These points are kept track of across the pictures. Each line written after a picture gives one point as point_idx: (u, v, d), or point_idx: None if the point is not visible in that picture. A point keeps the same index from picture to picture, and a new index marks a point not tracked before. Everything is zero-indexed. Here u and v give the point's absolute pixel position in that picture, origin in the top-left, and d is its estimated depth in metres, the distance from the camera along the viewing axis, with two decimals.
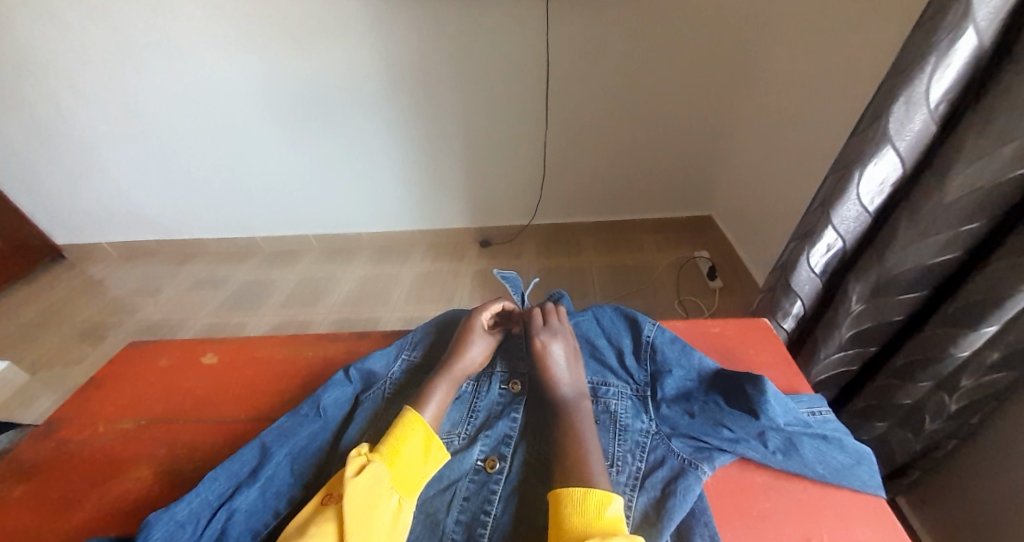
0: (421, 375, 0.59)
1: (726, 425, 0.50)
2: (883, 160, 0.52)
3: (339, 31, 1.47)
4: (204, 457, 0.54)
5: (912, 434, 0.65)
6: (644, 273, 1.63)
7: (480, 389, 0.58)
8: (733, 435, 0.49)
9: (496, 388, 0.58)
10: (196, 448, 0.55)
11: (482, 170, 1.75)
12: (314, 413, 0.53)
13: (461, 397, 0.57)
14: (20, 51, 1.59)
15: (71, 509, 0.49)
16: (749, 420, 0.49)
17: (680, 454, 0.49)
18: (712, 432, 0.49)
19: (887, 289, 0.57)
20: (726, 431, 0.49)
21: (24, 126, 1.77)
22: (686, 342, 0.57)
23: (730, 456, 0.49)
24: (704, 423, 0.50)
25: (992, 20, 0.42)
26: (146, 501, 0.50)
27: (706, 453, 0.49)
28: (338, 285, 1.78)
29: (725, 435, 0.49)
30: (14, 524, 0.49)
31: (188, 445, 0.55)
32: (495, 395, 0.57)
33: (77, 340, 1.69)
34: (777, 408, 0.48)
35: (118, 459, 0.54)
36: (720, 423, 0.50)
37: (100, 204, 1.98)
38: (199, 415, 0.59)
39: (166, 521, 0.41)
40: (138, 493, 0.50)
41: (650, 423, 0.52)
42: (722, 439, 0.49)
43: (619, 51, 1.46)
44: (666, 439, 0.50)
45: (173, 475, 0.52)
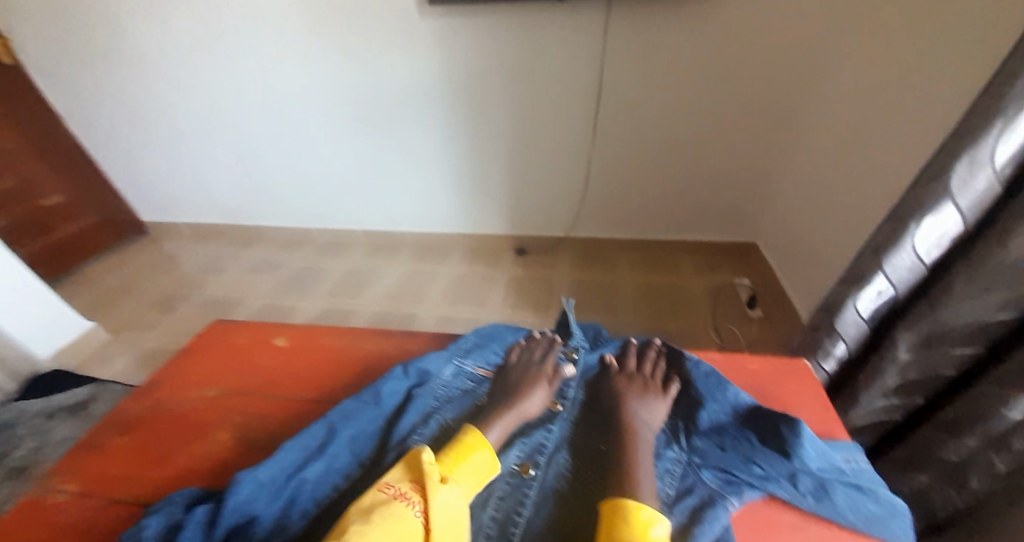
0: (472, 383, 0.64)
1: (757, 462, 0.52)
2: (942, 214, 0.52)
3: (404, 44, 1.57)
4: (274, 430, 0.60)
5: (955, 494, 0.62)
6: (680, 295, 1.63)
7: None
8: (763, 472, 0.51)
9: None
10: (267, 421, 0.61)
11: (526, 182, 1.81)
12: (373, 400, 0.59)
13: None
14: (127, 50, 1.81)
15: (162, 461, 0.56)
16: (780, 461, 0.51)
17: (709, 484, 0.51)
18: (743, 467, 0.52)
19: (938, 342, 0.57)
20: (756, 468, 0.51)
21: (126, 115, 2.02)
22: (723, 377, 0.59)
23: (758, 492, 0.51)
24: (735, 457, 0.52)
25: None
26: (224, 462, 0.56)
27: (735, 486, 0.51)
28: (381, 279, 1.88)
29: (756, 472, 0.51)
30: (115, 468, 0.56)
31: (261, 417, 0.62)
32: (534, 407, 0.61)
33: (150, 308, 1.88)
34: (810, 452, 0.50)
35: (203, 421, 0.61)
36: (751, 459, 0.52)
37: (182, 187, 2.21)
38: (271, 392, 0.66)
39: (251, 480, 0.48)
40: (217, 454, 0.57)
41: (681, 453, 0.54)
42: (753, 475, 0.51)
43: (671, 77, 1.47)
44: (697, 469, 0.53)
45: (248, 442, 0.58)
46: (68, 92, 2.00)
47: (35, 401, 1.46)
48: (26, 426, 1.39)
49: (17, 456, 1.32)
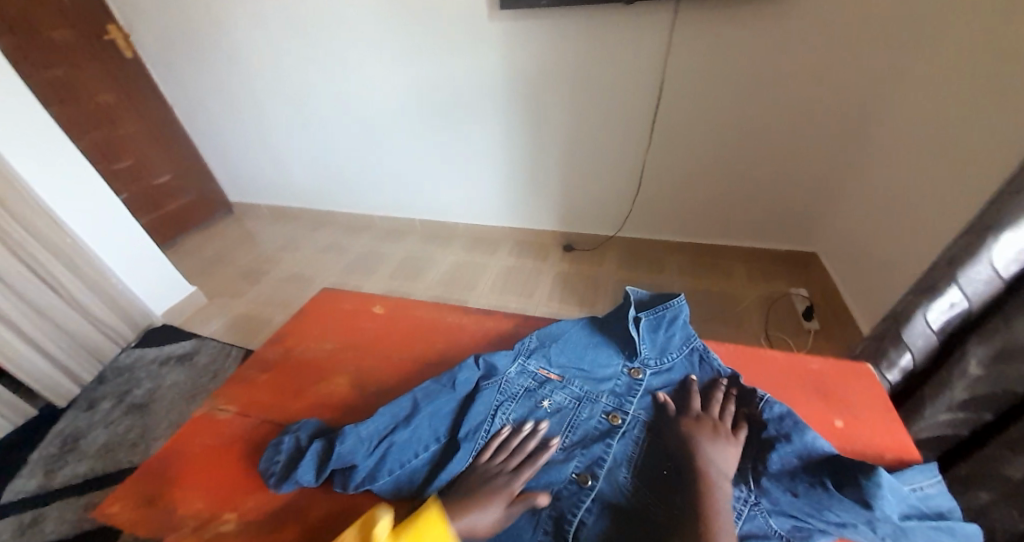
0: (534, 383, 0.67)
1: (831, 509, 0.48)
2: (1021, 231, 0.55)
3: (474, 46, 1.67)
4: (389, 382, 0.66)
5: (1016, 515, 0.61)
6: (730, 301, 1.63)
7: (582, 410, 0.63)
8: (840, 520, 0.47)
9: (597, 415, 0.63)
10: (382, 374, 0.68)
11: (578, 181, 1.87)
12: (450, 385, 0.63)
13: (563, 411, 0.64)
14: (232, 49, 2.05)
15: (300, 398, 0.65)
16: (857, 511, 0.46)
17: (775, 529, 0.51)
18: (815, 514, 0.49)
19: (1011, 355, 0.58)
20: (832, 516, 0.48)
21: (225, 106, 2.28)
22: (802, 419, 0.55)
23: (831, 537, 0.49)
24: (807, 504, 0.49)
25: None
26: (350, 405, 0.63)
27: (805, 532, 0.50)
28: (436, 265, 2.02)
29: (830, 519, 0.48)
30: (263, 399, 0.66)
31: (377, 369, 0.68)
32: (595, 420, 0.62)
33: (237, 279, 2.12)
34: (890, 500, 0.45)
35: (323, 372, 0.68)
36: (825, 506, 0.48)
37: (267, 172, 2.46)
38: (381, 349, 0.72)
39: (353, 434, 0.55)
40: (344, 396, 0.64)
41: (745, 491, 0.53)
42: (827, 522, 0.48)
43: (737, 83, 1.47)
44: (762, 512, 0.52)
45: (368, 390, 0.65)
46: (178, 85, 2.28)
47: (150, 349, 1.74)
48: (144, 369, 1.67)
49: (138, 392, 1.58)
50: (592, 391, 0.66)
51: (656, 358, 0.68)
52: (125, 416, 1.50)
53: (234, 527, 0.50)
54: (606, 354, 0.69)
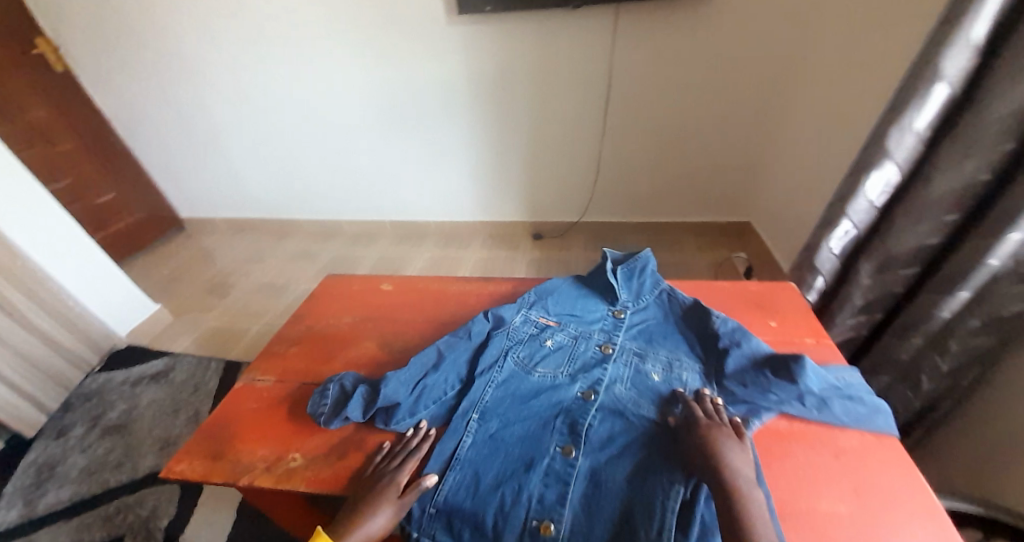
0: (534, 326, 0.72)
1: (773, 390, 0.57)
2: (884, 169, 0.70)
3: (432, 48, 1.76)
4: (409, 340, 0.74)
5: (911, 391, 0.82)
6: (685, 269, 1.82)
7: (579, 342, 0.69)
8: (779, 397, 0.57)
9: (593, 344, 0.69)
10: (402, 335, 0.75)
11: (541, 173, 2.00)
12: (467, 335, 0.68)
13: (563, 347, 0.69)
14: (180, 61, 2.01)
15: (330, 361, 0.71)
16: (789, 386, 0.56)
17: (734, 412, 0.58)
18: (762, 395, 0.57)
19: (890, 266, 0.75)
20: (773, 394, 0.57)
21: (172, 119, 2.21)
22: (746, 329, 0.65)
23: (773, 412, 0.58)
24: (756, 389, 0.58)
25: (958, 76, 0.60)
26: (378, 360, 0.70)
27: (756, 409, 0.58)
28: (412, 264, 2.08)
29: (773, 398, 0.57)
30: (295, 367, 0.71)
31: (396, 332, 0.76)
32: (591, 350, 0.68)
33: (202, 294, 2.05)
34: (813, 378, 0.57)
35: (349, 336, 0.75)
36: (768, 388, 0.57)
37: (221, 184, 2.40)
38: (395, 316, 0.80)
39: (395, 380, 0.61)
40: (371, 355, 0.71)
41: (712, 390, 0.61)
42: (770, 400, 0.57)
43: (671, 73, 1.66)
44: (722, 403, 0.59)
45: (392, 348, 0.72)
46: (118, 99, 2.19)
47: (119, 372, 1.66)
48: (115, 392, 1.59)
49: (113, 415, 1.50)
50: (587, 329, 0.72)
51: (633, 300, 0.75)
52: (102, 440, 1.42)
53: (303, 463, 0.57)
54: (594, 302, 0.75)
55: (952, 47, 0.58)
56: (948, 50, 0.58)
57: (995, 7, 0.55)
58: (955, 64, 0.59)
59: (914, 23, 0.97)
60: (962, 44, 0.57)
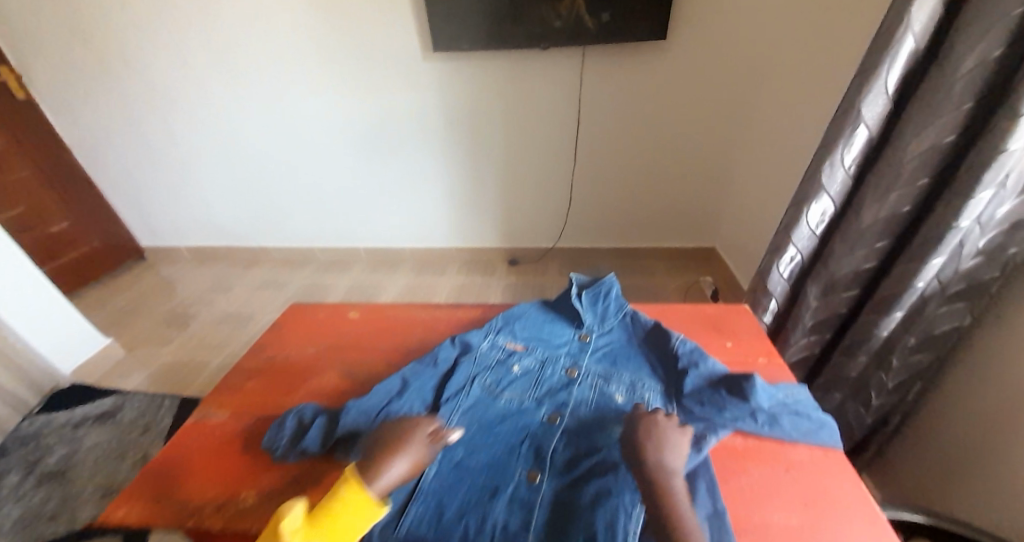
0: (502, 352, 0.73)
1: (727, 408, 0.60)
2: (820, 201, 0.76)
3: (409, 82, 1.81)
4: (375, 369, 0.73)
5: (863, 407, 0.87)
6: (654, 293, 1.87)
7: (545, 367, 0.70)
8: (733, 415, 0.59)
9: (558, 369, 0.70)
10: (368, 364, 0.74)
11: (515, 201, 2.05)
12: (433, 363, 0.69)
13: (529, 372, 0.69)
14: (150, 89, 1.99)
15: (291, 392, 0.69)
16: (741, 403, 0.59)
17: (693, 429, 0.59)
18: (718, 413, 0.60)
19: (833, 288, 0.80)
20: (728, 412, 0.59)
21: (138, 146, 2.16)
22: (703, 351, 0.69)
23: (728, 430, 0.59)
24: (712, 407, 0.60)
25: (876, 119, 0.67)
26: (342, 391, 0.69)
27: (712, 426, 0.59)
28: (386, 291, 2.06)
29: (728, 415, 0.59)
30: (253, 399, 0.69)
31: (361, 362, 0.74)
32: (557, 374, 0.69)
33: (161, 326, 1.97)
34: (763, 395, 0.60)
35: (314, 366, 0.74)
36: (723, 407, 0.60)
37: (187, 212, 2.35)
38: (361, 346, 0.78)
39: (358, 408, 0.61)
40: (334, 385, 0.70)
41: (672, 409, 0.63)
42: (725, 418, 0.59)
43: (635, 108, 1.76)
44: (682, 421, 0.60)
45: (356, 378, 0.71)
46: (82, 125, 2.14)
47: (61, 413, 1.54)
48: (55, 435, 1.47)
49: (51, 460, 1.39)
50: (554, 353, 0.73)
51: (598, 323, 0.77)
52: (39, 488, 1.31)
53: (256, 501, 0.54)
54: (560, 327, 0.78)
55: (869, 94, 0.65)
56: (866, 97, 0.65)
57: (902, 61, 0.62)
58: (872, 108, 0.66)
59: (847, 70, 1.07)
60: (877, 92, 0.65)
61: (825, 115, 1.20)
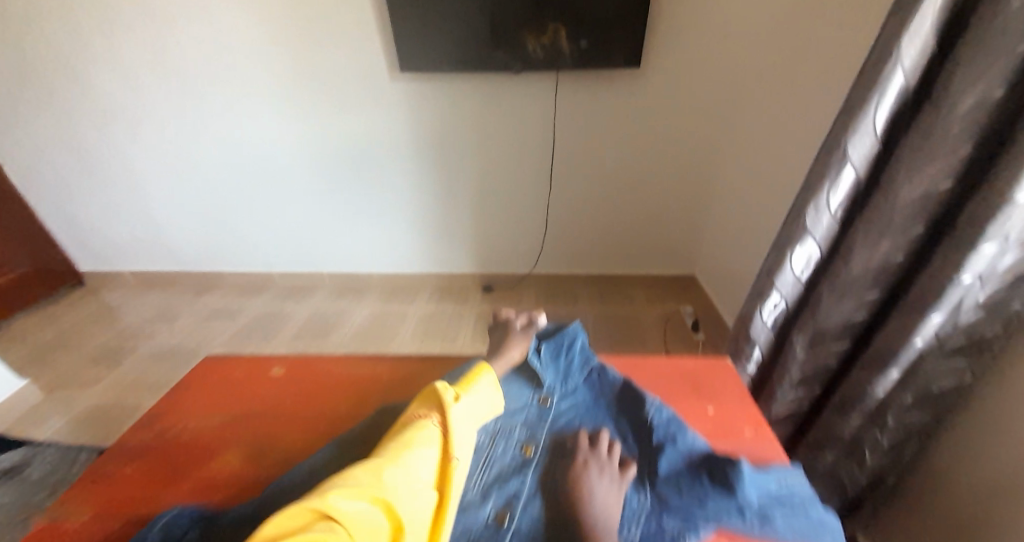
0: None
1: (709, 500, 0.50)
2: (805, 245, 0.68)
3: (376, 99, 1.71)
4: (288, 446, 0.61)
5: (857, 467, 0.78)
6: (633, 323, 1.78)
7: (496, 447, 0.59)
8: (716, 510, 0.49)
9: (511, 447, 0.59)
10: (280, 439, 0.62)
11: (489, 225, 1.95)
12: (355, 444, 0.56)
13: (479, 449, 0.59)
14: (92, 104, 1.84)
15: (175, 481, 0.56)
16: (725, 497, 0.49)
17: (669, 530, 0.48)
18: (699, 508, 0.49)
19: (821, 341, 0.72)
20: (710, 506, 0.49)
21: (78, 163, 1.99)
22: (683, 421, 0.59)
23: (712, 530, 0.48)
24: (691, 500, 0.50)
25: (863, 159, 0.59)
26: (239, 476, 0.56)
27: (694, 525, 0.48)
28: (349, 320, 1.91)
29: (711, 511, 0.49)
30: (128, 492, 0.56)
31: (272, 436, 0.62)
32: (509, 454, 0.58)
33: (91, 364, 1.77)
34: (752, 487, 0.50)
35: (214, 445, 0.61)
36: (704, 499, 0.50)
37: (132, 235, 2.16)
38: (276, 413, 0.66)
39: (247, 510, 0.47)
40: (232, 468, 0.57)
41: (646, 498, 0.52)
42: (707, 514, 0.49)
43: (610, 132, 1.70)
44: (658, 516, 0.50)
45: (260, 458, 0.59)
46: (15, 140, 1.96)
47: None
48: None
49: None
50: (506, 423, 0.62)
51: (561, 383, 0.67)
52: None
53: None
54: (518, 389, 0.67)
55: (855, 133, 0.57)
56: (853, 136, 0.57)
57: (891, 97, 0.55)
58: (859, 148, 0.58)
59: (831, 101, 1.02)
60: (864, 131, 0.57)
61: (805, 145, 1.15)
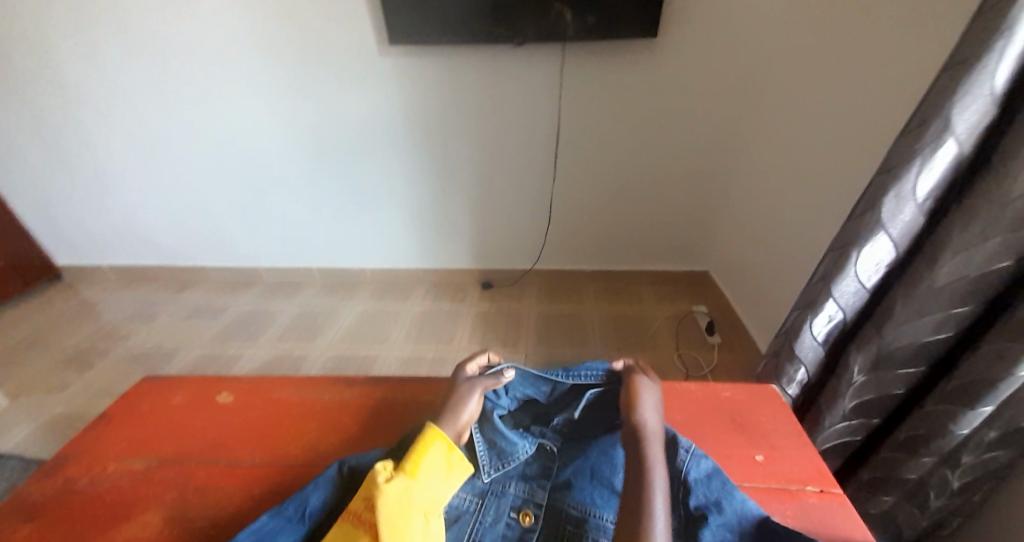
0: None
1: None
2: (878, 243, 0.55)
3: (365, 80, 1.57)
4: (217, 504, 0.51)
5: (918, 510, 0.64)
6: (644, 324, 1.65)
7: (486, 512, 0.49)
8: None
9: (504, 515, 0.48)
10: (209, 493, 0.52)
11: (489, 217, 1.81)
12: (297, 517, 0.45)
13: (463, 519, 0.48)
14: (58, 85, 1.69)
15: None
16: None
17: None
18: None
19: (887, 363, 0.59)
20: None
21: (47, 150, 1.85)
22: (727, 476, 0.47)
23: None
24: None
25: (969, 134, 0.46)
26: None
27: None
28: (338, 319, 1.78)
29: None
30: None
31: (202, 488, 0.53)
32: (501, 526, 0.47)
33: (60, 367, 1.64)
34: None
35: (130, 501, 0.52)
36: None
37: (110, 227, 2.03)
38: (212, 457, 0.57)
39: None
40: (145, 538, 0.48)
41: None
42: None
43: (621, 116, 1.56)
44: None
45: (183, 521, 0.49)
46: None
47: None
48: None
49: None
50: (500, 479, 0.52)
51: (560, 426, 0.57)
52: None
53: None
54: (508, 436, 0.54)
55: (963, 95, 0.44)
56: (959, 100, 0.45)
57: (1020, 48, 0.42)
58: (965, 118, 0.46)
59: (883, 77, 0.88)
60: (977, 93, 0.44)
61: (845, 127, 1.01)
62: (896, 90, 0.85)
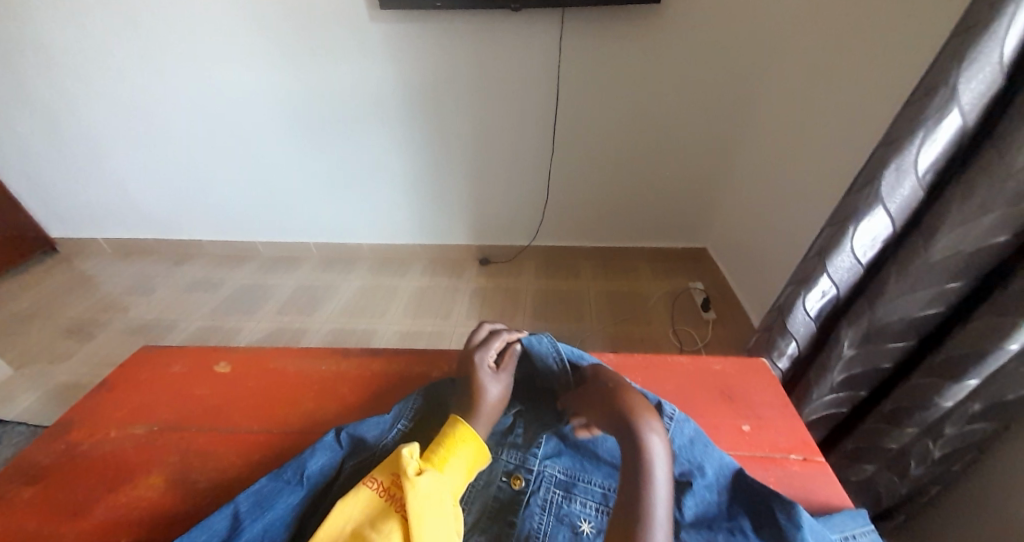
0: None
1: None
2: (875, 218, 0.55)
3: (360, 48, 1.52)
4: (218, 468, 0.52)
5: (897, 478, 0.66)
6: (640, 300, 1.66)
7: (477, 477, 0.50)
8: None
9: (494, 480, 0.50)
10: (209, 459, 0.53)
11: (487, 192, 1.80)
12: (296, 480, 0.46)
13: None
14: (41, 50, 1.63)
15: (80, 514, 0.49)
16: None
17: None
18: None
19: (877, 337, 0.59)
20: None
21: (34, 118, 1.80)
22: (709, 439, 0.48)
23: None
24: None
25: (975, 105, 0.45)
26: (155, 510, 0.48)
27: None
28: (337, 294, 1.78)
29: None
30: (20, 527, 0.48)
31: (202, 454, 0.54)
32: (493, 489, 0.49)
33: (61, 338, 1.65)
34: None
35: (130, 466, 0.53)
36: None
37: (103, 199, 2.00)
38: (212, 424, 0.58)
39: None
40: (150, 499, 0.49)
41: None
42: None
43: (622, 88, 1.52)
44: None
45: (186, 484, 0.51)
46: None
47: None
48: None
49: None
50: (490, 444, 0.53)
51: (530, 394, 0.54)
52: None
53: None
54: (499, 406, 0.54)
55: (971, 63, 0.43)
56: (966, 69, 0.44)
57: None
58: (973, 88, 0.44)
59: (890, 47, 0.86)
60: (985, 61, 0.43)
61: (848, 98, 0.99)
62: (902, 61, 0.83)
